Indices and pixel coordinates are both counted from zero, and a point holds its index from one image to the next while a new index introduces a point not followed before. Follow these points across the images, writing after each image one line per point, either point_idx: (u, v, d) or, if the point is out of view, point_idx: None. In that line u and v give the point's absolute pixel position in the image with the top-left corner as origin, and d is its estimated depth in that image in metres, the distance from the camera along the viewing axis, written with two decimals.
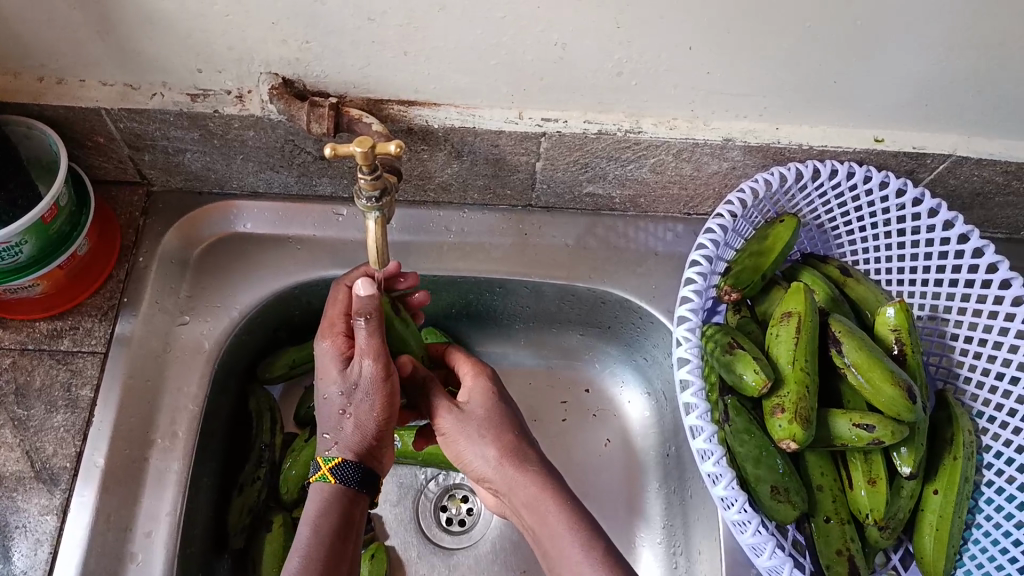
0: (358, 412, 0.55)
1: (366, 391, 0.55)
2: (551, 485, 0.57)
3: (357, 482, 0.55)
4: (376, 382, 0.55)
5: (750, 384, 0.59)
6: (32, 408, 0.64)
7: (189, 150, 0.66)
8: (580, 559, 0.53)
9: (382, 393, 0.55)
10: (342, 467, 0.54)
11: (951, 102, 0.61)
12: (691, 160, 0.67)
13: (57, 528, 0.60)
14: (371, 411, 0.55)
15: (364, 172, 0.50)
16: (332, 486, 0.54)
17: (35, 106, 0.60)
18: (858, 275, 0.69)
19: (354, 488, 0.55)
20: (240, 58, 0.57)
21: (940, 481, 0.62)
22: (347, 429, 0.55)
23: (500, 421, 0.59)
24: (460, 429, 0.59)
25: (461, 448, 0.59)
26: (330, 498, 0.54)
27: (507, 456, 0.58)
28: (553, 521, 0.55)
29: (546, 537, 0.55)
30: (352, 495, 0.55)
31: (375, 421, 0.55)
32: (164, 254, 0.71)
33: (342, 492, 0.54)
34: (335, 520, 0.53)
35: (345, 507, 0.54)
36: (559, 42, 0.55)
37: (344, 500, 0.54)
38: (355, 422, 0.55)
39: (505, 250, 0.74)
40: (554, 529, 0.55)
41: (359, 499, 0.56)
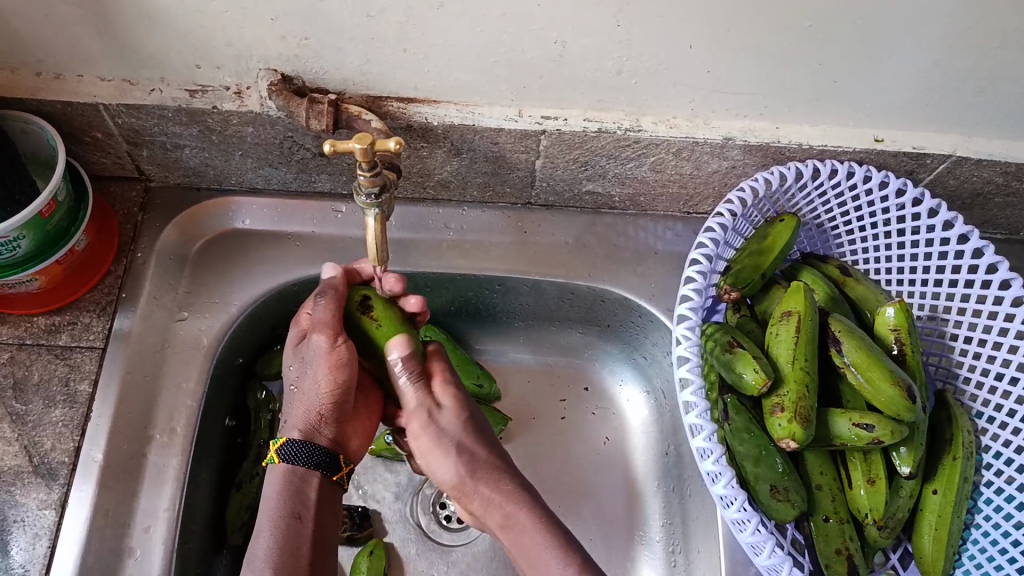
0: (304, 386, 0.60)
1: (311, 364, 0.59)
2: (525, 502, 0.59)
3: (301, 458, 0.59)
4: (322, 356, 0.58)
5: (749, 383, 0.59)
6: (31, 403, 0.63)
7: (188, 146, 0.66)
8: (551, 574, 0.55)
9: (324, 364, 0.58)
10: (286, 447, 0.59)
11: (952, 102, 0.61)
12: (691, 159, 0.67)
13: (56, 523, 0.60)
14: (313, 384, 0.59)
15: (364, 169, 0.50)
16: (279, 468, 0.59)
17: (33, 101, 0.60)
18: (858, 275, 0.69)
19: (300, 465, 0.59)
20: (239, 54, 0.57)
21: (940, 480, 0.62)
22: (295, 403, 0.61)
23: (473, 438, 0.61)
24: (436, 442, 0.60)
25: (432, 461, 0.61)
26: (281, 481, 0.58)
27: (479, 474, 0.60)
28: (536, 542, 0.57)
29: (520, 554, 0.57)
30: (302, 474, 0.59)
31: (316, 395, 0.60)
32: (163, 249, 0.70)
33: (291, 473, 0.59)
34: (286, 501, 0.58)
35: (298, 487, 0.59)
36: (558, 39, 0.54)
37: (295, 481, 0.59)
38: (301, 397, 0.60)
39: (504, 248, 0.74)
40: (530, 548, 0.57)
41: (312, 477, 0.59)
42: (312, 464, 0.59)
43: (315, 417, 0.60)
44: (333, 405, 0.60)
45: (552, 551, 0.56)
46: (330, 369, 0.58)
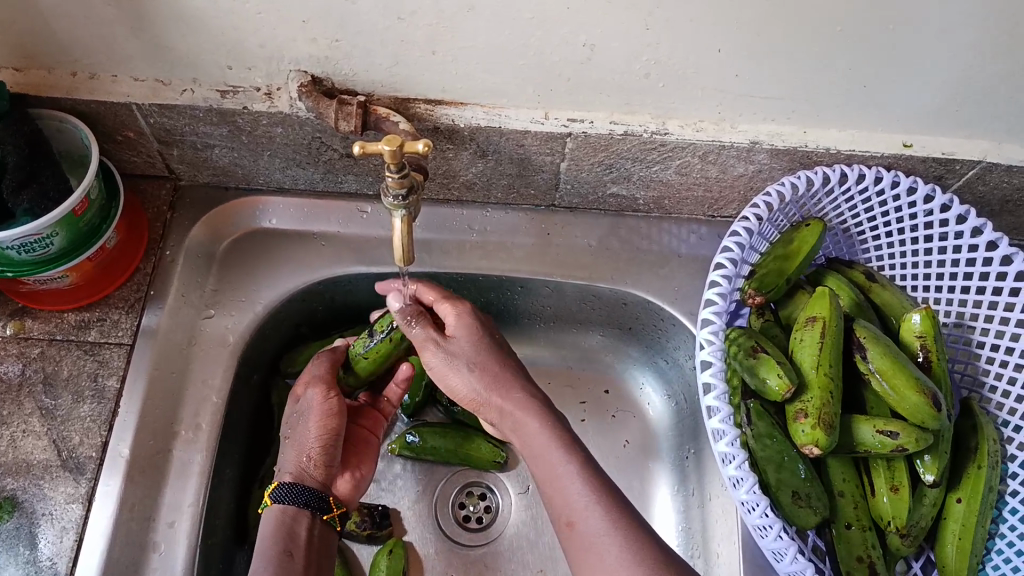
0: (296, 435, 0.64)
1: (305, 414, 0.65)
2: (536, 410, 0.60)
3: (291, 497, 0.60)
4: (318, 403, 0.64)
5: (773, 389, 0.59)
6: (60, 398, 0.64)
7: (217, 146, 0.67)
8: (571, 482, 0.56)
9: (317, 409, 0.64)
10: (278, 489, 0.61)
11: (982, 108, 0.61)
12: (717, 163, 0.67)
13: (83, 516, 0.61)
14: (307, 428, 0.64)
15: (392, 171, 0.50)
16: (273, 510, 0.61)
17: (68, 100, 0.61)
18: (884, 281, 0.68)
19: (291, 502, 0.60)
20: (270, 56, 0.57)
21: (964, 490, 0.62)
22: (288, 452, 0.64)
23: (484, 352, 0.63)
24: (451, 366, 0.62)
25: (447, 380, 0.63)
26: (273, 523, 0.60)
27: (495, 383, 0.62)
28: (551, 458, 0.58)
29: (550, 483, 0.57)
30: (293, 514, 0.61)
31: (309, 438, 0.64)
32: (191, 247, 0.71)
33: (283, 513, 0.60)
34: (278, 540, 0.59)
35: (290, 527, 0.60)
36: (587, 43, 0.55)
37: (286, 521, 0.60)
38: (293, 442, 0.64)
39: (528, 250, 0.74)
40: (551, 473, 0.57)
41: (303, 518, 0.61)
42: (303, 501, 0.61)
43: (306, 459, 0.63)
44: (324, 448, 0.63)
45: (570, 469, 0.56)
46: (323, 412, 0.64)
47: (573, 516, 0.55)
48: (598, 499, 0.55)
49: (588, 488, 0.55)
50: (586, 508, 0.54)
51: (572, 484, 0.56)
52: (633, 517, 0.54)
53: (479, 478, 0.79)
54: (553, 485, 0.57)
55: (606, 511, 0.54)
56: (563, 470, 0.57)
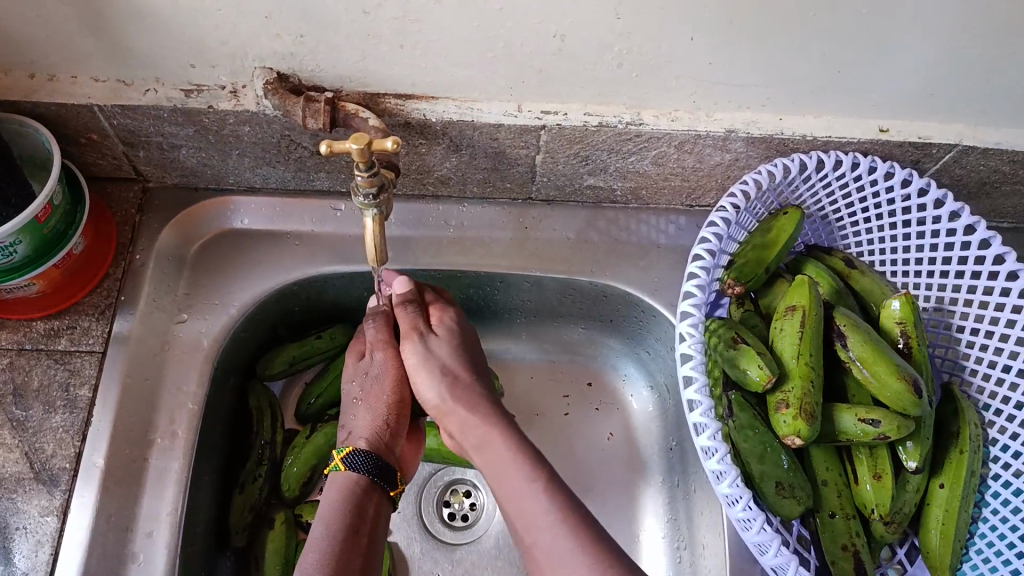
0: (369, 398, 0.63)
1: (377, 376, 0.63)
2: (497, 429, 0.59)
3: (368, 468, 0.58)
4: (390, 368, 0.63)
5: (754, 379, 0.59)
6: (31, 408, 0.63)
7: (185, 146, 0.65)
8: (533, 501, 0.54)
9: (390, 377, 0.63)
10: (353, 455, 0.59)
11: (957, 92, 0.60)
12: (694, 152, 0.66)
13: (58, 529, 0.60)
14: (377, 395, 0.63)
15: (361, 169, 0.49)
16: (344, 475, 0.58)
17: (27, 104, 0.60)
18: (863, 267, 0.68)
19: (365, 472, 0.58)
20: (234, 53, 0.56)
21: (947, 475, 0.62)
22: (359, 418, 0.62)
23: (451, 359, 0.62)
24: (424, 364, 0.61)
25: (415, 380, 0.62)
26: (343, 490, 0.57)
27: (462, 394, 0.61)
28: (513, 475, 0.56)
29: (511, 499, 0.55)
30: (367, 482, 0.58)
31: (382, 407, 0.62)
32: (161, 251, 0.70)
33: (354, 482, 0.58)
34: (348, 513, 0.56)
35: (358, 498, 0.57)
36: (557, 33, 0.54)
37: (355, 492, 0.57)
38: (366, 408, 0.62)
39: (505, 245, 0.73)
40: (512, 488, 0.55)
41: (374, 492, 0.59)
42: (376, 474, 0.59)
43: (379, 426, 0.62)
44: (396, 417, 0.63)
45: (534, 485, 0.54)
46: (396, 377, 0.63)
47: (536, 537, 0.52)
48: (561, 520, 0.52)
49: (555, 506, 0.53)
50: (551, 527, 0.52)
51: (534, 504, 0.53)
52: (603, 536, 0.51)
53: (463, 476, 0.78)
54: (514, 501, 0.55)
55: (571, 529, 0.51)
56: (526, 487, 0.54)
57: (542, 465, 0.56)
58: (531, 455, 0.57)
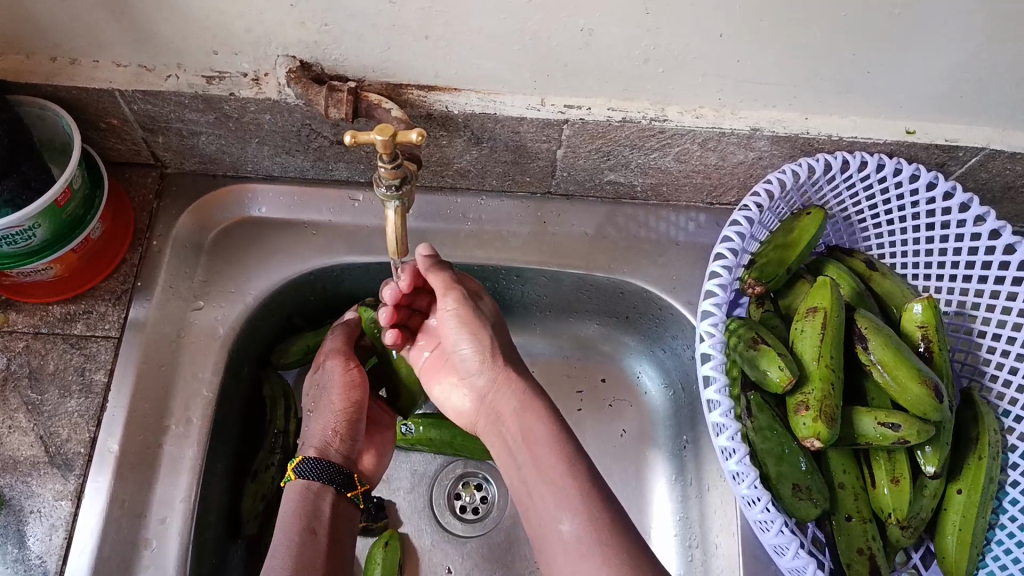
0: (320, 408, 0.67)
1: (326, 387, 0.67)
2: (540, 406, 0.60)
3: (316, 474, 0.63)
4: (338, 376, 0.67)
5: (774, 381, 0.58)
6: (46, 392, 0.63)
7: (204, 133, 0.65)
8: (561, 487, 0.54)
9: (338, 385, 0.67)
10: (302, 464, 0.64)
11: (988, 94, 0.59)
12: (717, 150, 0.65)
13: (72, 514, 0.60)
14: (327, 404, 0.67)
15: (385, 160, 0.48)
16: (296, 484, 0.63)
17: (47, 87, 0.59)
18: (885, 269, 0.67)
19: (315, 479, 0.63)
20: (257, 41, 0.55)
21: (965, 481, 0.61)
22: (312, 426, 0.67)
23: (492, 322, 0.63)
24: (467, 322, 0.62)
25: (452, 332, 0.63)
26: (295, 497, 0.62)
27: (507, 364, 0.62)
28: (549, 462, 0.56)
29: (536, 481, 0.56)
30: (317, 488, 0.63)
31: (331, 413, 0.66)
32: (179, 238, 0.70)
33: (306, 489, 0.63)
34: (301, 516, 0.60)
35: (313, 501, 0.62)
36: (585, 27, 0.53)
37: (309, 497, 0.62)
38: (318, 417, 0.67)
39: (523, 239, 0.73)
40: (543, 466, 0.56)
41: (326, 494, 0.63)
42: (327, 478, 0.63)
43: (330, 435, 0.66)
44: (346, 422, 0.66)
45: (564, 471, 0.55)
46: (344, 385, 0.67)
47: (562, 522, 0.52)
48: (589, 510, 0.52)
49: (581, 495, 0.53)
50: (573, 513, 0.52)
51: (562, 489, 0.54)
52: (634, 538, 0.51)
53: (475, 469, 0.78)
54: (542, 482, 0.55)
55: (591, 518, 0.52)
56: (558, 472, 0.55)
57: (579, 457, 0.56)
58: (570, 448, 0.57)
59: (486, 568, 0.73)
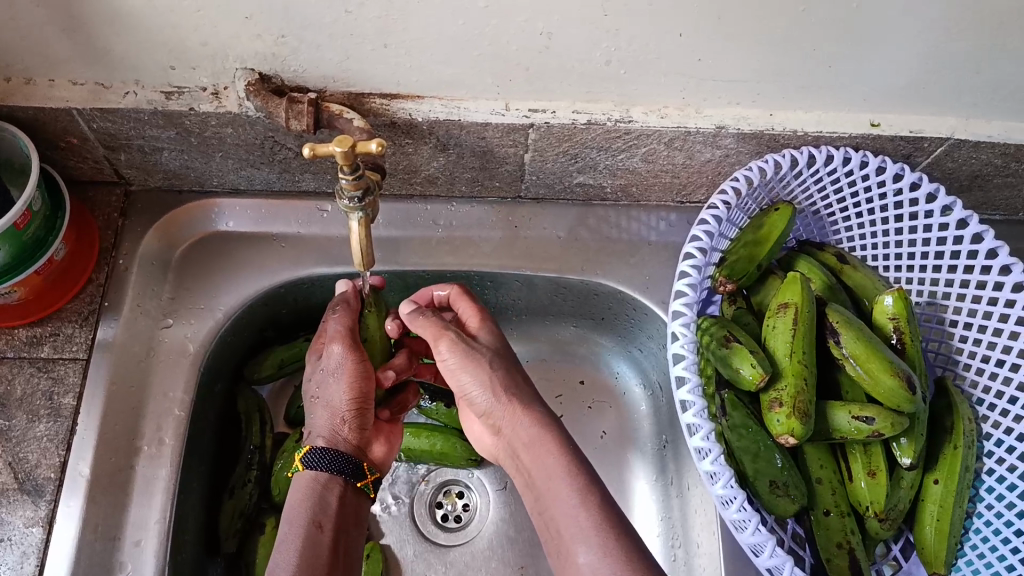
0: (325, 395, 0.61)
1: (335, 372, 0.60)
2: (552, 438, 0.56)
3: (323, 464, 0.58)
4: (343, 364, 0.60)
5: (747, 378, 0.58)
6: (14, 418, 0.62)
7: (166, 149, 0.64)
8: (574, 517, 0.52)
9: (347, 372, 0.60)
10: (309, 454, 0.59)
11: (949, 84, 0.60)
12: (684, 149, 0.65)
13: (44, 540, 0.59)
14: (335, 392, 0.60)
15: (346, 172, 0.48)
16: (303, 476, 0.59)
17: (3, 108, 0.58)
18: (856, 262, 0.67)
19: (322, 470, 0.58)
20: (214, 54, 0.55)
21: (941, 470, 0.61)
22: (317, 415, 0.61)
23: (493, 356, 0.60)
24: (465, 364, 0.59)
25: (460, 380, 0.60)
26: (303, 489, 0.58)
27: (516, 399, 0.58)
28: (563, 492, 0.53)
29: (553, 515, 0.53)
30: (325, 481, 0.58)
31: (338, 401, 0.60)
32: (145, 256, 0.69)
33: (313, 481, 0.58)
34: (307, 510, 0.57)
35: (320, 495, 0.58)
36: (544, 30, 0.53)
37: (316, 489, 0.58)
38: (321, 406, 0.61)
39: (495, 244, 0.73)
40: (555, 500, 0.53)
41: (334, 486, 0.59)
42: (335, 469, 0.59)
43: (337, 424, 0.60)
44: (356, 412, 0.60)
45: (574, 500, 0.52)
46: (351, 373, 0.60)
47: (579, 556, 0.50)
48: (600, 537, 0.50)
49: (592, 521, 0.51)
50: (582, 540, 0.50)
51: (573, 520, 0.52)
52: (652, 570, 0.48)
53: (455, 476, 0.78)
54: (556, 513, 0.53)
55: (602, 546, 0.50)
56: (568, 501, 0.53)
57: (594, 485, 0.53)
58: (585, 474, 0.54)
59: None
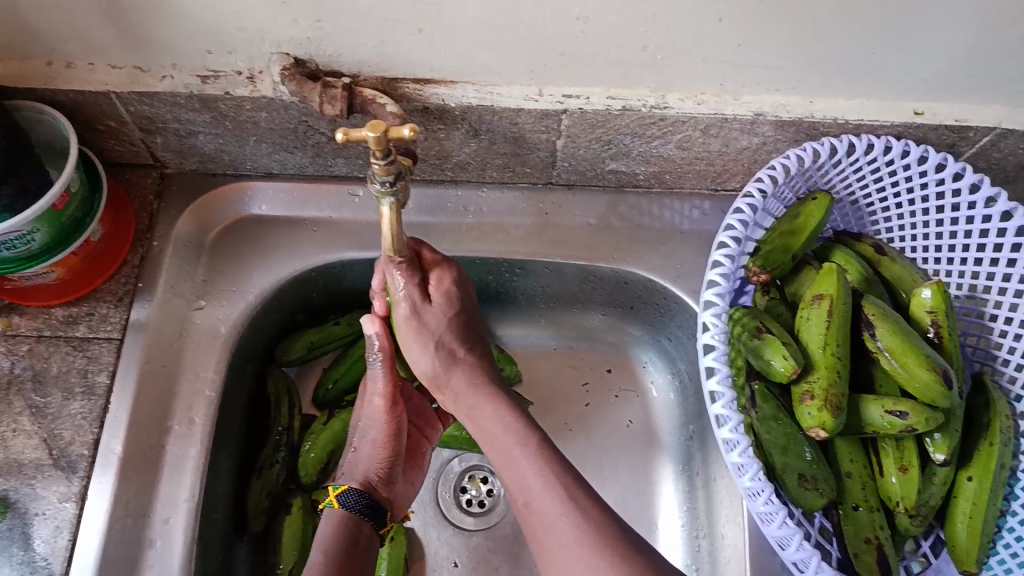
0: (363, 443, 0.65)
1: (374, 424, 0.65)
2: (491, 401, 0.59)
3: (359, 506, 0.61)
4: (383, 414, 0.64)
5: (778, 370, 0.57)
6: (49, 395, 0.63)
7: (201, 132, 0.65)
8: (527, 469, 0.54)
9: (382, 423, 0.64)
10: (346, 492, 0.61)
11: (997, 74, 0.58)
12: (720, 136, 0.64)
13: (77, 515, 0.60)
14: (372, 443, 0.65)
15: (378, 157, 0.46)
16: (337, 512, 0.61)
17: (44, 90, 0.59)
18: (893, 254, 0.66)
19: (358, 511, 0.61)
20: (250, 39, 0.55)
21: (975, 467, 0.60)
22: (354, 462, 0.65)
23: (444, 331, 0.61)
24: (418, 334, 0.60)
25: (408, 344, 0.61)
26: (336, 523, 0.60)
27: (454, 365, 0.61)
28: (521, 459, 0.55)
29: (507, 467, 0.56)
30: (359, 521, 0.61)
31: (377, 452, 0.64)
32: (179, 238, 0.70)
33: (348, 517, 0.61)
34: (342, 542, 0.59)
35: (353, 531, 0.60)
36: (580, 15, 0.52)
37: (350, 525, 0.60)
38: (360, 453, 0.65)
39: (525, 230, 0.72)
40: (508, 456, 0.56)
41: (365, 526, 0.61)
42: (367, 513, 0.61)
43: (373, 472, 0.64)
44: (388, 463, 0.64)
45: (523, 452, 0.55)
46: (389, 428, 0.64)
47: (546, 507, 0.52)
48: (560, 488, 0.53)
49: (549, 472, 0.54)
50: (544, 491, 0.53)
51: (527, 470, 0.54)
52: (615, 524, 0.50)
53: (480, 462, 0.78)
54: (509, 468, 0.56)
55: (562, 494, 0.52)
56: (518, 456, 0.55)
57: (538, 440, 0.56)
58: (532, 428, 0.57)
59: (492, 562, 0.73)
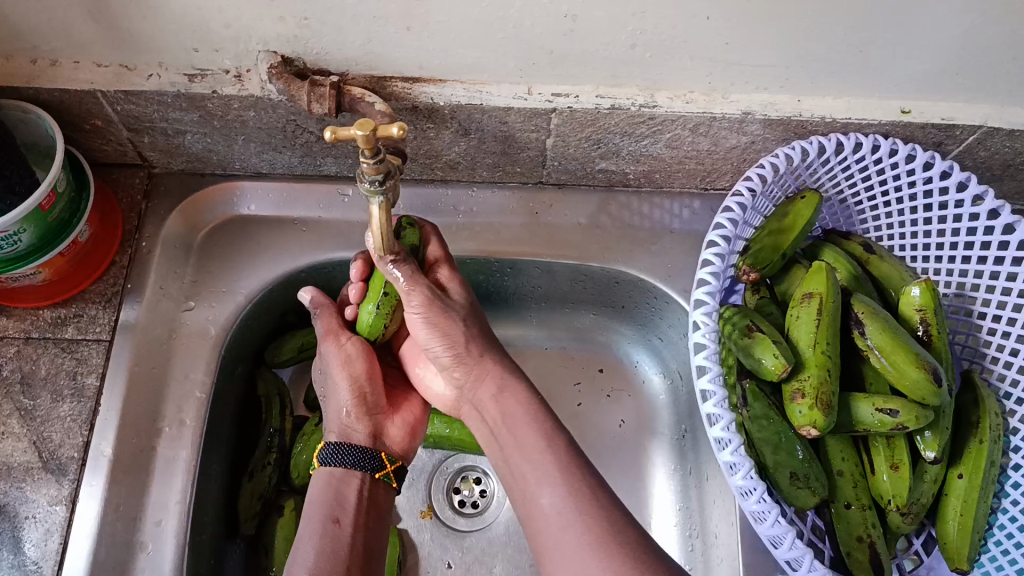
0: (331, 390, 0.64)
1: (329, 367, 0.63)
2: (517, 397, 0.60)
3: (337, 458, 0.60)
4: (338, 355, 0.63)
5: (769, 369, 0.57)
6: (38, 398, 0.63)
7: (189, 131, 0.64)
8: (543, 467, 0.54)
9: (343, 367, 0.63)
10: (325, 449, 0.61)
11: (983, 71, 0.58)
12: (709, 135, 0.64)
13: (67, 518, 0.60)
14: (337, 390, 0.63)
15: (366, 155, 0.46)
16: (320, 473, 0.60)
17: (29, 89, 0.59)
18: (882, 253, 0.66)
19: (338, 466, 0.60)
20: (237, 37, 0.55)
21: (965, 464, 0.60)
22: (328, 409, 0.64)
23: (465, 316, 0.61)
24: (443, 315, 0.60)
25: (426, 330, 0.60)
26: (322, 486, 0.59)
27: (479, 355, 0.61)
28: (540, 455, 0.55)
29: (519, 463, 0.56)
30: (340, 476, 0.59)
31: (342, 394, 0.63)
32: (167, 239, 0.69)
33: (331, 475, 0.59)
34: (324, 504, 0.57)
35: (338, 489, 0.59)
36: (568, 13, 0.52)
37: (333, 484, 0.59)
38: (330, 401, 0.64)
39: (516, 230, 0.72)
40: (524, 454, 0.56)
41: (352, 480, 0.60)
42: (350, 462, 0.60)
43: (345, 419, 0.63)
44: (358, 399, 0.63)
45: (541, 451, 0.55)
46: (348, 364, 0.63)
47: (543, 497, 0.53)
48: (577, 492, 0.52)
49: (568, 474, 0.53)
50: (556, 487, 0.53)
51: (542, 467, 0.54)
52: (621, 524, 0.50)
53: (473, 462, 0.78)
54: (523, 462, 0.56)
55: (576, 497, 0.52)
56: (536, 455, 0.55)
57: (562, 441, 0.56)
58: (555, 430, 0.57)
59: (485, 562, 0.73)
